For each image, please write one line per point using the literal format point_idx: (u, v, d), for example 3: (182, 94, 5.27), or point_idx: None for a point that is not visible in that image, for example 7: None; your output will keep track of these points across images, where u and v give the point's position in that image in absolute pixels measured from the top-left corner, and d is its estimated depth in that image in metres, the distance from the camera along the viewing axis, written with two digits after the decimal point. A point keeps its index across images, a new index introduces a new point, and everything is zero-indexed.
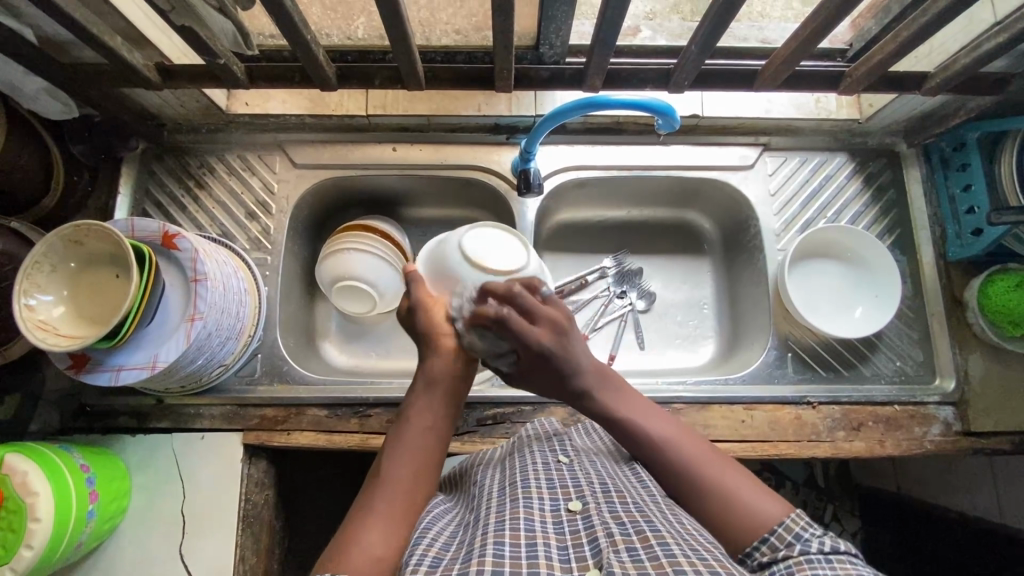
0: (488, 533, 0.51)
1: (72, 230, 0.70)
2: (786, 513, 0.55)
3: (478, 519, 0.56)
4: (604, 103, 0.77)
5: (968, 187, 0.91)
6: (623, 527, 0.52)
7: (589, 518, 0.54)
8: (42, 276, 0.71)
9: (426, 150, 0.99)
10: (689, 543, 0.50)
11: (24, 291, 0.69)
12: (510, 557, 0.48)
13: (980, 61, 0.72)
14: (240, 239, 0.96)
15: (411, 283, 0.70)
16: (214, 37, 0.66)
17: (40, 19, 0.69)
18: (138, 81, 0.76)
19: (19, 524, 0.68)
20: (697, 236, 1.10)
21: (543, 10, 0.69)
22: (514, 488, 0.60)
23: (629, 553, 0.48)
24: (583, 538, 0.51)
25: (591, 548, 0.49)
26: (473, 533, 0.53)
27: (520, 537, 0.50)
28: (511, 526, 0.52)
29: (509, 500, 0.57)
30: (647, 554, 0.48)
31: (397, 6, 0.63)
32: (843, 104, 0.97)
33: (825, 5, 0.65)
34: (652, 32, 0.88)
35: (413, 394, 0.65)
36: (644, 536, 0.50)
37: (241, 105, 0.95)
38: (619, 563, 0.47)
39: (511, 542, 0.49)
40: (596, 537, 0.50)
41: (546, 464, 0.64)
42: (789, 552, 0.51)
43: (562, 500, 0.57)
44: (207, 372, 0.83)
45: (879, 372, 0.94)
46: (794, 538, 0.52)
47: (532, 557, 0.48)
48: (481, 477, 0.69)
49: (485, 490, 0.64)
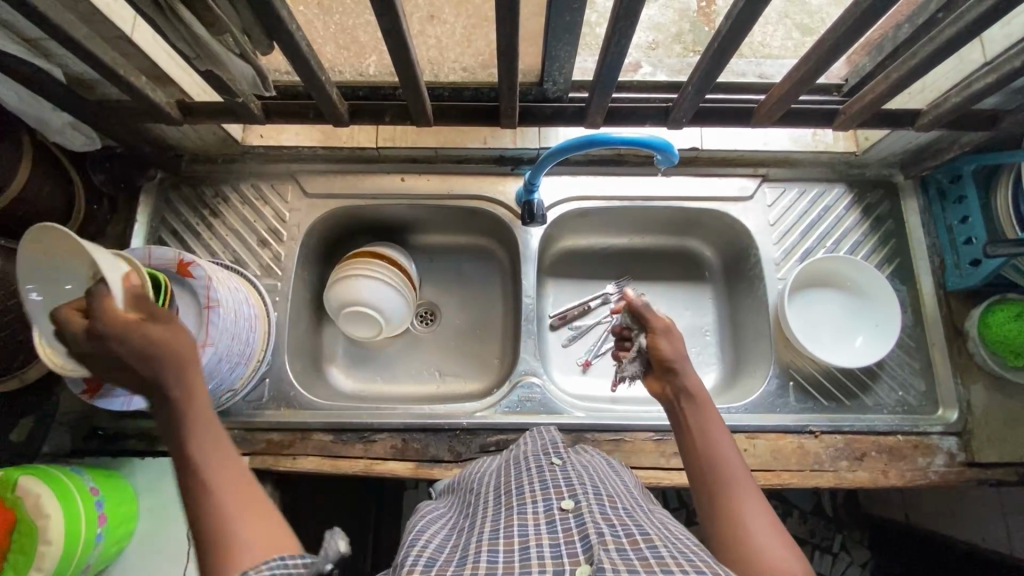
0: (482, 542, 0.54)
1: None
2: None
3: (474, 526, 0.60)
4: (604, 140, 0.79)
5: (965, 219, 0.93)
6: (613, 528, 0.54)
7: (581, 516, 0.55)
8: None
9: (434, 181, 1.02)
10: (677, 547, 0.52)
11: None
12: (504, 562, 0.51)
13: (971, 99, 0.74)
14: (252, 265, 0.99)
15: (93, 301, 0.55)
16: (233, 79, 0.69)
17: (70, 60, 0.73)
18: (159, 117, 0.79)
19: (31, 546, 0.69)
20: (699, 264, 1.12)
21: (546, 49, 0.72)
22: (510, 497, 0.63)
23: (618, 552, 0.50)
24: (575, 536, 0.53)
25: (582, 545, 0.51)
26: (468, 541, 0.56)
27: (514, 542, 0.53)
28: (506, 534, 0.55)
29: (504, 509, 0.60)
30: (636, 554, 0.49)
31: (406, 47, 0.66)
32: (840, 138, 1.00)
33: (818, 47, 0.67)
34: (652, 68, 0.92)
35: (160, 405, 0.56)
36: (633, 539, 0.52)
37: (256, 137, 1.00)
38: (609, 558, 0.48)
39: (503, 549, 0.52)
40: (587, 535, 0.52)
41: (540, 467, 0.67)
42: None
43: (554, 501, 0.59)
44: (216, 397, 0.85)
45: (881, 402, 0.94)
46: None
47: (525, 559, 0.51)
48: (478, 483, 0.72)
49: (483, 497, 0.67)
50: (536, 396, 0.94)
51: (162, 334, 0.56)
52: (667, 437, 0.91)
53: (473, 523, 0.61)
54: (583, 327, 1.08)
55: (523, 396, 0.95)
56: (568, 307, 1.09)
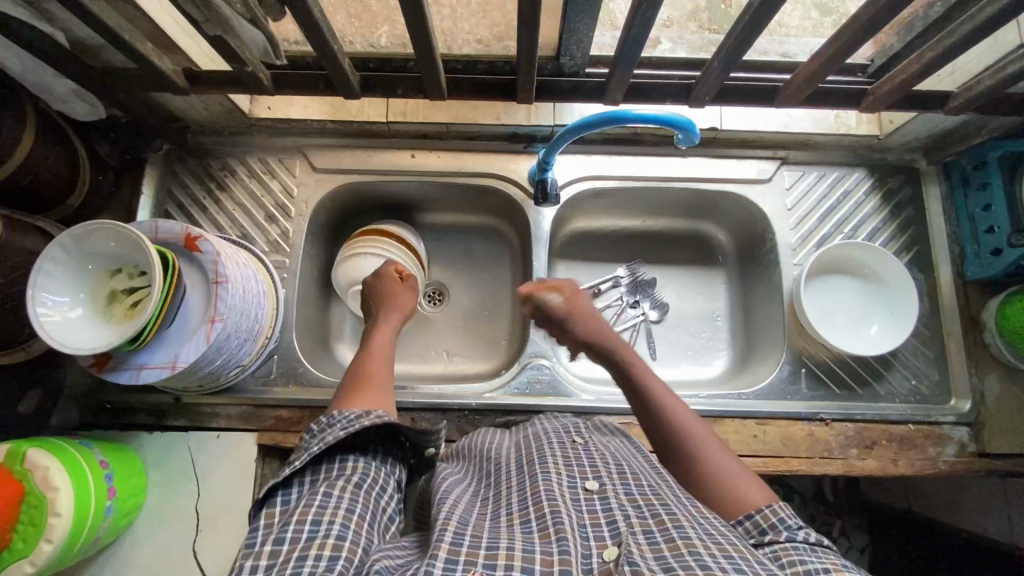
0: (511, 514, 0.56)
1: (79, 230, 0.70)
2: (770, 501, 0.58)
3: (501, 495, 0.61)
4: (624, 117, 0.77)
5: (988, 206, 0.90)
6: (639, 510, 0.55)
7: (606, 500, 0.57)
8: (55, 277, 0.71)
9: (444, 158, 1.00)
10: (706, 528, 0.52)
11: (36, 293, 0.69)
12: (536, 531, 0.52)
13: (1007, 82, 0.71)
14: (259, 240, 0.97)
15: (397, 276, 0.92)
16: (243, 46, 0.67)
17: (74, 25, 0.70)
18: (166, 86, 0.77)
19: (40, 518, 0.69)
20: (713, 248, 1.10)
21: (566, 20, 0.69)
22: (533, 466, 0.63)
23: (646, 536, 0.51)
24: (602, 519, 0.54)
25: (610, 530, 0.53)
26: (496, 513, 0.58)
27: (544, 507, 0.55)
28: (533, 503, 0.56)
29: (528, 477, 0.61)
30: (663, 536, 0.50)
31: (422, 15, 0.64)
32: (863, 120, 0.97)
33: (852, 24, 0.64)
34: (672, 44, 0.88)
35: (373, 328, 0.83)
36: (660, 519, 0.53)
37: (264, 110, 0.97)
38: (637, 544, 0.50)
39: (536, 517, 0.54)
40: (614, 520, 0.53)
41: (562, 444, 0.67)
42: (776, 538, 0.53)
43: (580, 479, 0.60)
44: (225, 372, 0.84)
45: (894, 391, 0.93)
46: (779, 522, 0.55)
47: (558, 523, 0.52)
48: (496, 448, 0.74)
49: (502, 465, 0.67)
50: (545, 378, 0.94)
51: (404, 296, 0.88)
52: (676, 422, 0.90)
53: (497, 492, 0.62)
54: (593, 309, 1.07)
55: (532, 378, 0.94)
56: (578, 290, 1.07)
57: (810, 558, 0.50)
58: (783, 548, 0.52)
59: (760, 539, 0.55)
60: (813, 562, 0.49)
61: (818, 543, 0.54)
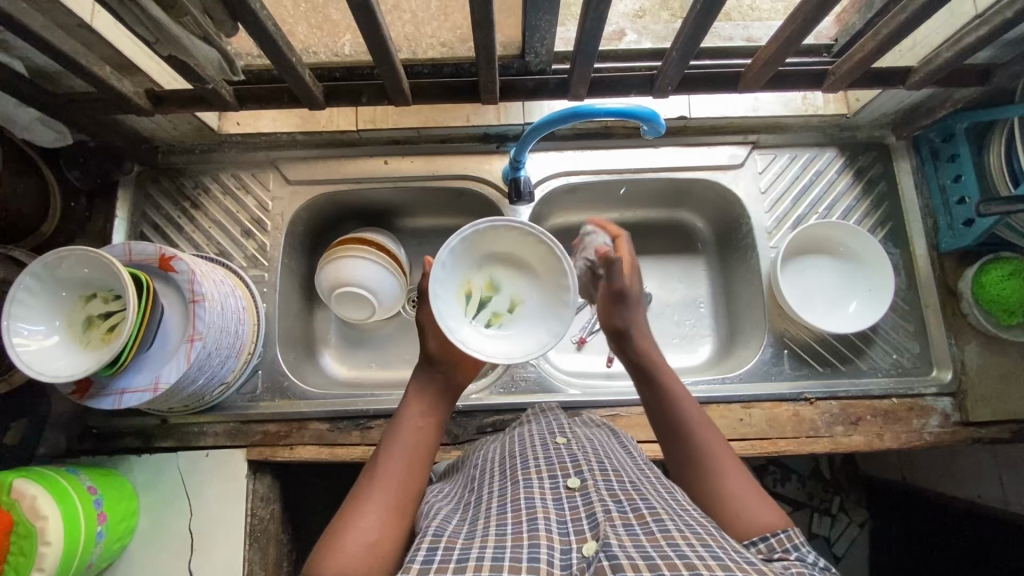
0: (491, 517, 0.55)
1: (52, 256, 0.70)
2: (783, 526, 0.56)
3: (481, 502, 0.60)
4: (590, 112, 0.77)
5: (958, 177, 0.91)
6: (620, 504, 0.55)
7: (587, 495, 0.57)
8: (27, 306, 0.70)
9: (418, 162, 1.00)
10: (684, 520, 0.53)
11: (11, 324, 0.69)
12: (512, 533, 0.52)
13: (963, 53, 0.72)
14: (237, 257, 0.97)
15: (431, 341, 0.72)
16: (200, 64, 0.66)
17: (31, 53, 0.69)
18: (128, 108, 0.77)
19: (30, 547, 0.69)
20: (691, 236, 1.11)
21: (526, 19, 0.69)
22: (514, 471, 0.63)
23: (626, 528, 0.51)
24: (582, 513, 0.54)
25: (590, 522, 0.53)
26: (476, 516, 0.57)
27: (521, 515, 0.54)
28: (512, 508, 0.55)
29: (510, 483, 0.61)
30: (643, 529, 0.51)
31: (379, 24, 0.64)
32: (830, 100, 0.97)
33: (802, 7, 0.64)
34: (637, 36, 0.86)
35: (410, 399, 0.69)
36: (641, 513, 0.53)
37: (233, 125, 0.96)
38: (615, 535, 0.50)
39: (513, 521, 0.53)
40: (594, 512, 0.54)
41: (545, 445, 0.68)
42: (786, 556, 0.53)
43: (561, 478, 0.60)
44: (209, 390, 0.84)
45: (876, 366, 0.94)
46: (794, 546, 0.54)
47: (533, 530, 0.52)
48: (478, 458, 0.74)
49: (484, 472, 0.67)
50: (531, 376, 0.94)
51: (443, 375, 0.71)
52: None
53: (479, 499, 0.61)
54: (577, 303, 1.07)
55: (518, 376, 0.94)
56: None
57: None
58: (794, 565, 0.51)
59: (769, 557, 0.54)
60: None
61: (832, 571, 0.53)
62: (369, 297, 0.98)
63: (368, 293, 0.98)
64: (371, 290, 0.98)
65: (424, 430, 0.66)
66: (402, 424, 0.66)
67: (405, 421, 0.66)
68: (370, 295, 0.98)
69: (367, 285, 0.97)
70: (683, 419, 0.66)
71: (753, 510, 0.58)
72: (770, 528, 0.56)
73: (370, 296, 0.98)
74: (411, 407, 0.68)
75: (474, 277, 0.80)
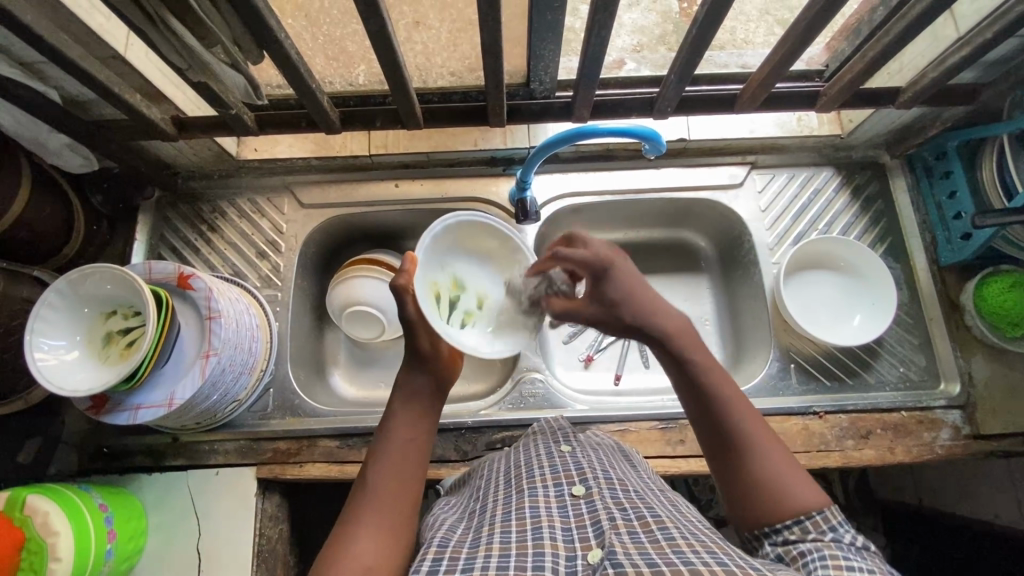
0: (496, 523, 0.56)
1: (77, 273, 0.73)
2: (823, 502, 0.56)
3: (486, 510, 0.60)
4: (591, 131, 0.80)
5: (954, 194, 0.93)
6: (624, 512, 0.55)
7: (592, 503, 0.57)
8: (49, 321, 0.72)
9: (427, 185, 1.04)
10: (688, 528, 0.54)
11: (34, 338, 0.71)
12: (517, 541, 0.52)
13: (947, 73, 0.75)
14: (251, 277, 1.00)
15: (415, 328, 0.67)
16: (226, 90, 0.71)
17: (67, 83, 0.74)
18: (154, 134, 0.81)
19: (41, 564, 0.69)
20: (694, 255, 1.13)
21: (531, 48, 0.73)
22: (521, 480, 0.63)
23: (630, 536, 0.51)
24: (587, 521, 0.54)
25: (594, 530, 0.53)
26: (481, 523, 0.58)
27: (526, 523, 0.54)
28: (517, 516, 0.56)
29: (515, 492, 0.61)
30: (648, 537, 0.51)
31: (395, 54, 0.68)
32: (824, 121, 1.01)
33: (791, 30, 0.68)
34: (637, 64, 0.90)
35: (394, 410, 0.65)
36: (645, 520, 0.54)
37: (250, 151, 1.01)
38: (620, 543, 0.50)
39: (516, 529, 0.53)
40: (599, 520, 0.54)
41: (550, 454, 0.67)
42: (822, 538, 0.52)
43: (566, 486, 0.60)
44: (221, 407, 0.85)
45: (883, 380, 0.94)
46: (830, 526, 0.53)
47: (537, 539, 0.52)
48: (485, 469, 0.73)
49: (489, 482, 0.67)
50: (539, 392, 0.95)
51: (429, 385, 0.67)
52: (672, 425, 0.91)
53: (485, 506, 0.62)
54: None
55: (526, 392, 0.95)
56: None
57: (858, 562, 0.49)
58: (828, 547, 0.51)
59: (802, 539, 0.53)
60: (861, 566, 0.49)
61: (865, 548, 0.53)
62: (377, 317, 0.99)
63: (376, 313, 0.99)
64: (379, 310, 0.99)
65: (416, 442, 0.63)
66: (386, 438, 0.63)
67: (392, 435, 0.63)
68: (378, 314, 0.99)
69: (375, 304, 0.99)
70: (721, 400, 0.62)
71: (792, 493, 0.57)
72: (810, 507, 0.55)
73: (377, 316, 0.99)
74: (397, 423, 0.64)
75: (438, 277, 0.71)
